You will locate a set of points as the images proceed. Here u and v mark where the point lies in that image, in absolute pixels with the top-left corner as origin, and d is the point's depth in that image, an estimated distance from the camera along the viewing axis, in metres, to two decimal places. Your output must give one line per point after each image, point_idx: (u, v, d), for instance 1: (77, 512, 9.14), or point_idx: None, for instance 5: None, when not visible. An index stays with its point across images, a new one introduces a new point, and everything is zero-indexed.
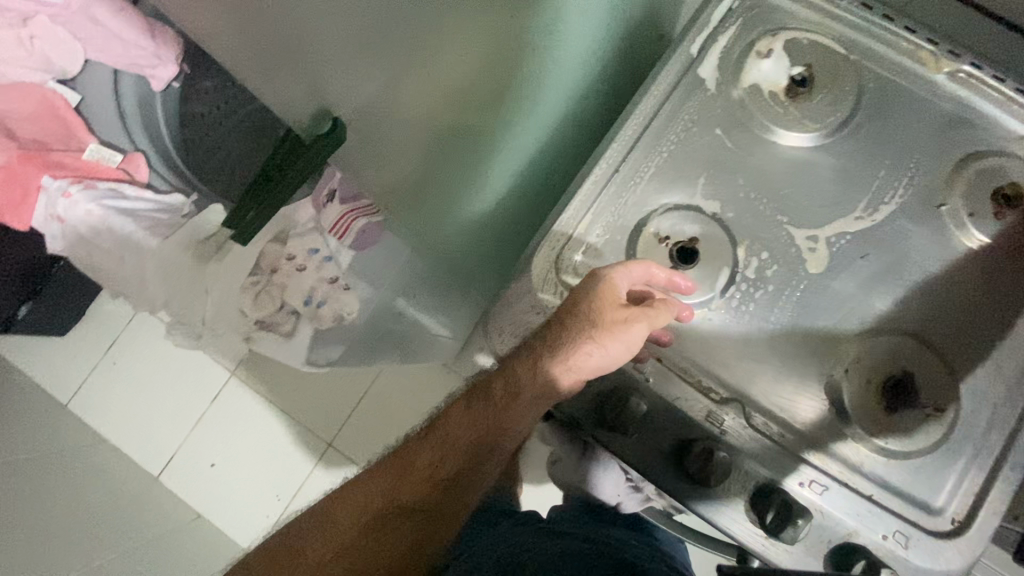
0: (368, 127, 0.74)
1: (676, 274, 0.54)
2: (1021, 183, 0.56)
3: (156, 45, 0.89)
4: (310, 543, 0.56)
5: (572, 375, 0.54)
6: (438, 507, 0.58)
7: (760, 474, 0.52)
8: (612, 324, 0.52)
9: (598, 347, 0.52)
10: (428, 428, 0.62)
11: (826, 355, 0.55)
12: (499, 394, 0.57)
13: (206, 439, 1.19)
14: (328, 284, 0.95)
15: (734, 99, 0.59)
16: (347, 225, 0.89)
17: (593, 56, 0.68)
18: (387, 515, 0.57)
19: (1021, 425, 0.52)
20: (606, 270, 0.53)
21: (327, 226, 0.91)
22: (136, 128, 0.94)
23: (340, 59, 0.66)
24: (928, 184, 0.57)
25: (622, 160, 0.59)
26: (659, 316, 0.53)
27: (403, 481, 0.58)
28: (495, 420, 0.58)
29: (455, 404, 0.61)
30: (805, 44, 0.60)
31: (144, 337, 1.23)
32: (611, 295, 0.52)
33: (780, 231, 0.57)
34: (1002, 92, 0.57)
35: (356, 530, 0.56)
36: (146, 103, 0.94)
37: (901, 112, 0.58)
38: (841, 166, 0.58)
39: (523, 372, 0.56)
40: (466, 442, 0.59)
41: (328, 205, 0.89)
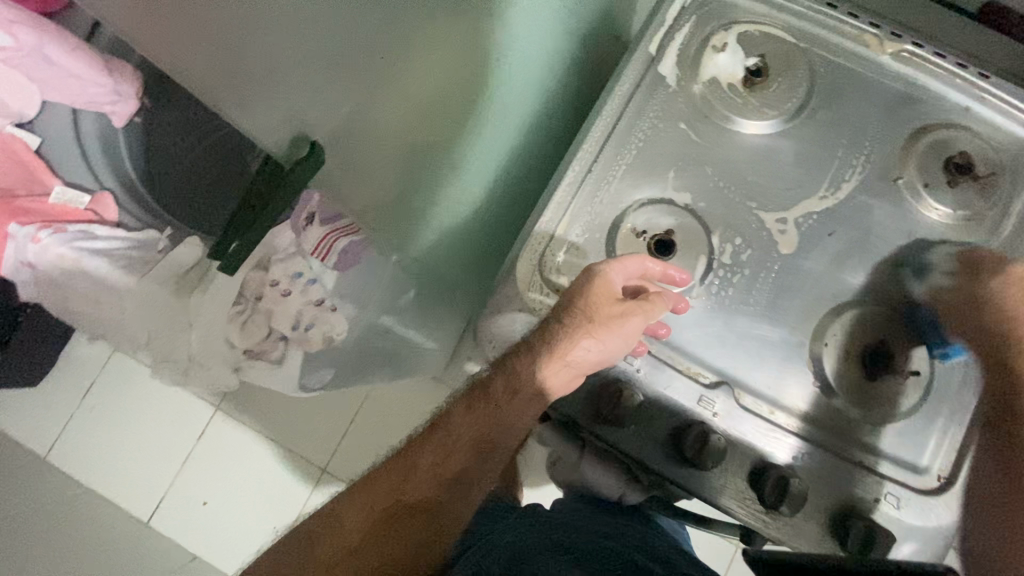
0: (345, 148, 0.71)
1: (670, 267, 0.56)
2: (969, 152, 0.59)
3: (115, 82, 0.88)
4: (315, 544, 0.55)
5: (573, 371, 0.55)
6: (441, 505, 0.58)
7: (756, 453, 0.54)
8: (608, 318, 0.54)
9: (595, 341, 0.54)
10: (428, 430, 0.61)
11: (806, 332, 0.57)
12: (501, 391, 0.58)
13: (199, 474, 1.17)
14: (314, 307, 0.87)
15: (695, 93, 0.61)
16: (329, 246, 0.83)
17: (552, 54, 0.72)
18: (391, 514, 0.57)
19: None
20: (599, 266, 0.54)
21: (310, 248, 0.85)
22: (102, 167, 0.92)
23: (307, 78, 0.62)
24: (884, 160, 0.60)
25: (594, 160, 0.60)
26: (655, 308, 0.55)
27: (407, 481, 0.58)
28: (496, 419, 0.59)
29: (455, 406, 0.61)
30: (758, 35, 0.62)
31: (122, 379, 1.20)
32: (605, 290, 0.54)
33: (751, 217, 0.59)
34: (945, 68, 0.60)
35: (361, 532, 0.55)
36: (109, 141, 0.92)
37: (852, 94, 0.61)
38: (802, 149, 0.61)
39: (524, 371, 0.57)
40: (467, 441, 0.60)
41: (308, 228, 0.84)
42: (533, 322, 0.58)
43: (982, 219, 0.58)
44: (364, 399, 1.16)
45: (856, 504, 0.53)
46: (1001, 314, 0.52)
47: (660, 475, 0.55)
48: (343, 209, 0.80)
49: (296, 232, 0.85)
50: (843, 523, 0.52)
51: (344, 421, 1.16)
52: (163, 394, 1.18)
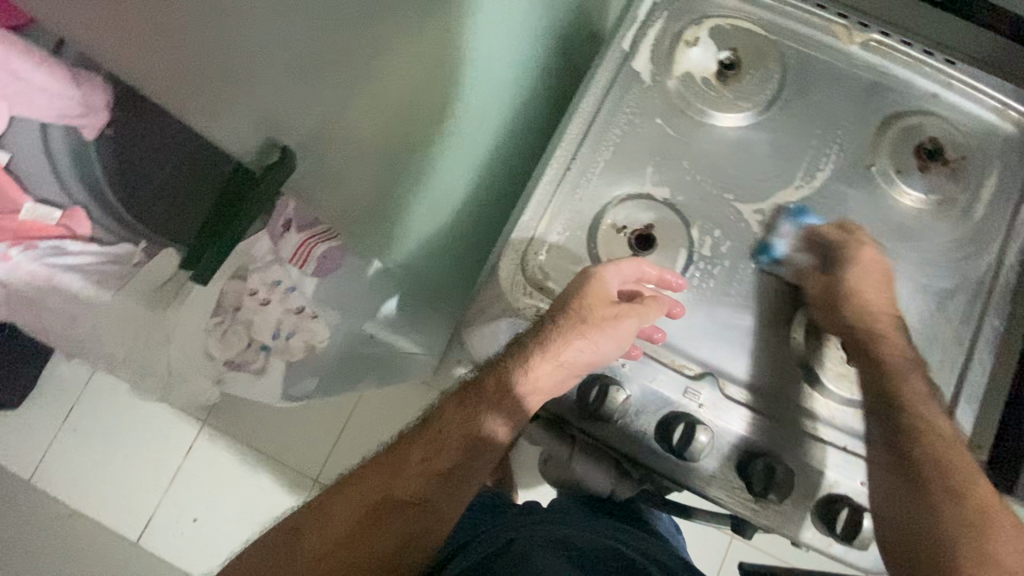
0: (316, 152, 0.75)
1: (665, 271, 0.57)
2: (939, 138, 0.60)
3: (83, 94, 0.85)
4: (301, 537, 0.54)
5: (567, 371, 0.56)
6: (432, 502, 0.58)
7: (742, 442, 0.54)
8: (603, 320, 0.55)
9: (588, 343, 0.55)
10: (421, 426, 0.60)
11: (787, 320, 0.57)
12: (493, 389, 0.57)
13: (187, 490, 1.14)
14: (295, 315, 0.87)
15: (670, 88, 0.62)
16: (308, 252, 0.84)
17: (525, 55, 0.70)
18: (381, 509, 0.56)
19: (967, 361, 0.56)
20: (594, 268, 0.55)
21: (287, 257, 0.86)
22: (73, 181, 0.91)
23: (274, 85, 0.66)
24: (857, 148, 0.61)
25: (572, 158, 0.60)
26: (649, 311, 0.55)
27: (398, 475, 0.58)
28: (489, 415, 0.58)
29: (447, 401, 0.60)
30: (729, 29, 0.63)
31: (104, 398, 1.17)
32: (601, 293, 0.55)
33: (729, 209, 0.60)
34: (911, 56, 0.62)
35: (350, 525, 0.55)
36: (81, 154, 0.91)
37: (823, 83, 0.62)
38: (776, 140, 0.61)
39: (517, 368, 0.56)
40: (458, 439, 0.59)
41: (286, 235, 0.85)
42: (525, 323, 0.57)
43: (953, 203, 0.59)
44: (355, 405, 1.15)
45: (843, 489, 0.53)
46: (857, 304, 0.54)
47: (648, 468, 0.56)
48: (317, 211, 0.84)
49: (273, 240, 0.86)
50: (829, 507, 0.53)
51: (335, 428, 1.15)
52: (149, 411, 1.16)
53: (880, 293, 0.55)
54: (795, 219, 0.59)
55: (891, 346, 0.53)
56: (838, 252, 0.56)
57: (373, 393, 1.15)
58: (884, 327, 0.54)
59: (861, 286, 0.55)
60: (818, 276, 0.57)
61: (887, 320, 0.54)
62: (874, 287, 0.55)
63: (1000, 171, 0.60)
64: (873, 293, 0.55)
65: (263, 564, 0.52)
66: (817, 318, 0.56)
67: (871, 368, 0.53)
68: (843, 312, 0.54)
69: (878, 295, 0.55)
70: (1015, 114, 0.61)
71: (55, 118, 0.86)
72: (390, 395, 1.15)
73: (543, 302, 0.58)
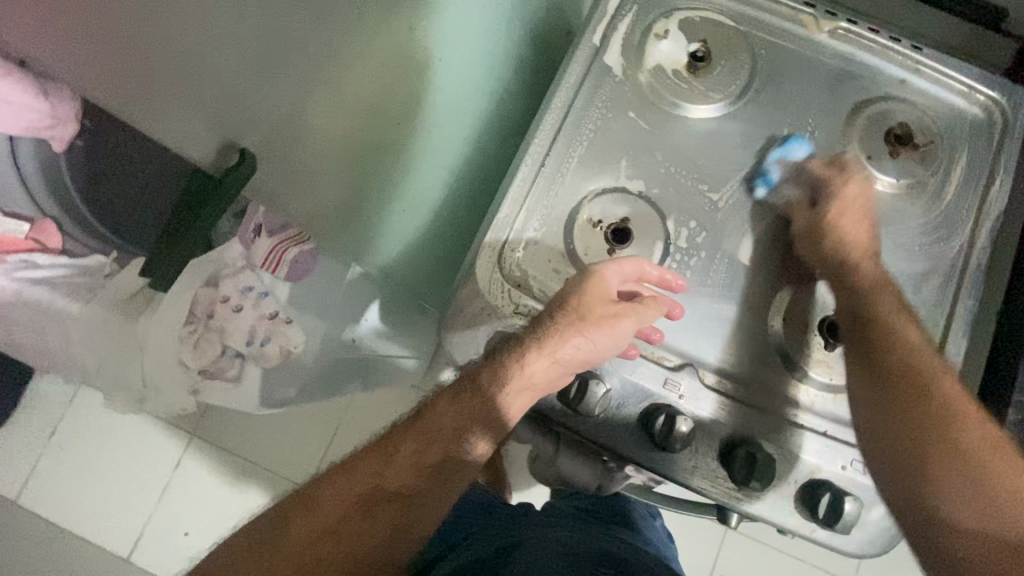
0: (283, 153, 0.76)
1: (666, 271, 0.57)
2: (908, 123, 0.61)
3: (52, 108, 0.81)
4: (290, 522, 0.55)
5: (561, 369, 0.54)
6: (422, 492, 0.57)
7: (724, 432, 0.54)
8: (601, 318, 0.53)
9: (584, 339, 0.53)
10: (414, 417, 0.59)
11: (764, 309, 0.58)
12: (487, 385, 0.56)
13: (175, 501, 1.12)
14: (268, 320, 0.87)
15: (641, 82, 0.62)
16: (279, 257, 0.85)
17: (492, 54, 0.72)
18: (370, 498, 0.56)
19: (944, 343, 0.57)
20: (594, 266, 0.54)
21: (259, 262, 0.86)
22: (42, 193, 0.88)
23: (232, 81, 0.70)
24: (828, 135, 0.61)
25: (546, 154, 0.60)
26: (649, 312, 0.55)
27: (388, 467, 0.57)
28: (482, 411, 0.57)
29: (441, 395, 0.59)
30: (698, 21, 0.63)
31: (88, 414, 1.15)
32: (600, 290, 0.54)
33: (703, 200, 0.60)
34: (878, 43, 0.62)
35: (338, 513, 0.55)
36: (50, 167, 0.88)
37: (793, 72, 0.63)
38: (748, 129, 0.62)
39: (512, 364, 0.55)
40: (451, 431, 0.58)
41: (257, 240, 0.85)
42: (518, 324, 0.57)
43: (924, 187, 0.60)
44: (342, 412, 1.14)
45: (825, 474, 0.54)
46: (838, 236, 0.56)
47: (631, 460, 0.56)
48: (290, 217, 0.83)
49: (244, 246, 0.85)
50: (812, 493, 0.53)
51: (322, 437, 1.14)
52: (135, 425, 1.15)
53: (859, 226, 0.56)
54: (789, 147, 0.59)
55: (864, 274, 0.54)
56: (823, 189, 0.58)
57: (360, 399, 1.14)
58: (863, 263, 0.55)
59: (838, 218, 0.56)
60: (805, 211, 0.58)
61: (868, 253, 0.55)
62: (853, 221, 0.56)
63: (968, 154, 0.61)
64: (855, 228, 0.56)
65: (250, 549, 0.53)
66: (801, 250, 0.57)
67: (847, 297, 0.55)
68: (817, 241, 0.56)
69: (857, 227, 0.56)
70: (981, 98, 0.61)
71: (22, 131, 0.83)
72: (376, 400, 1.14)
73: (522, 298, 0.57)
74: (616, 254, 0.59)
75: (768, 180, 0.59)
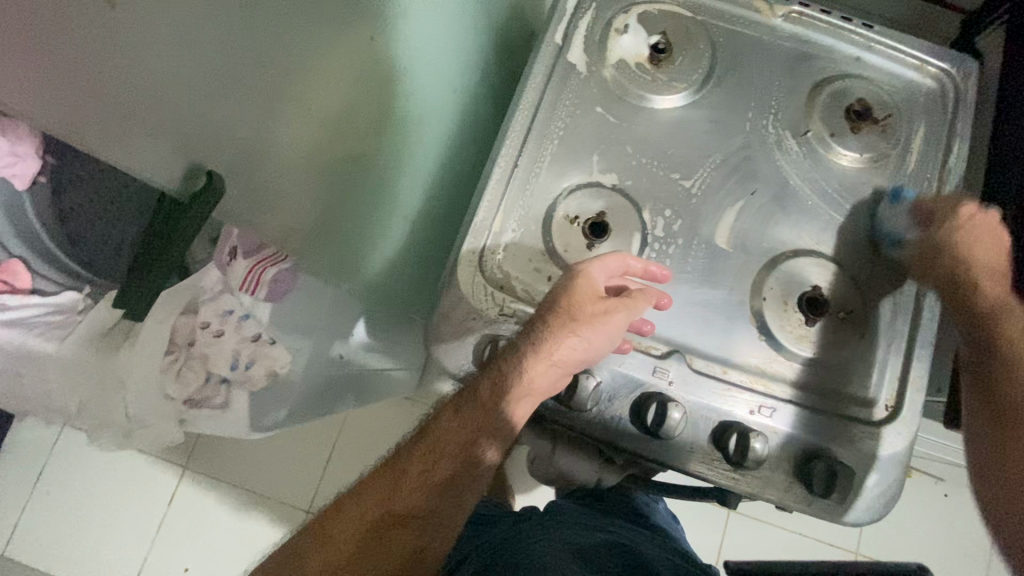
0: (236, 166, 0.65)
1: (650, 263, 0.57)
2: (866, 98, 0.62)
3: (10, 142, 0.78)
4: (305, 561, 0.55)
5: (560, 371, 0.54)
6: (434, 512, 0.57)
7: (716, 415, 0.55)
8: (593, 317, 0.53)
9: (580, 339, 0.53)
10: (417, 437, 0.60)
11: (744, 289, 0.59)
12: (487, 396, 0.56)
13: (172, 539, 1.10)
14: (251, 343, 0.86)
15: (606, 77, 0.63)
16: (257, 279, 0.81)
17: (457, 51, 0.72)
18: (382, 523, 0.57)
19: (920, 307, 0.58)
20: (580, 266, 0.54)
21: (237, 284, 0.82)
22: (7, 235, 0.84)
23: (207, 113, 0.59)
24: (791, 116, 0.63)
25: (518, 155, 0.61)
26: (637, 305, 0.55)
27: (395, 492, 0.57)
28: (485, 421, 0.57)
29: (443, 412, 0.59)
30: (657, 15, 0.64)
31: (75, 457, 1.12)
32: (588, 288, 0.54)
33: (676, 188, 0.61)
34: (831, 23, 0.64)
35: (351, 547, 0.56)
36: (13, 208, 0.83)
37: (751, 58, 0.64)
38: (713, 116, 0.63)
39: (511, 373, 0.55)
40: (456, 445, 0.58)
41: (231, 262, 0.81)
42: (502, 330, 0.57)
43: (885, 160, 0.62)
44: (339, 430, 1.13)
45: (819, 446, 0.54)
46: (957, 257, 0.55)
47: (630, 451, 0.56)
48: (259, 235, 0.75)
49: (221, 270, 0.82)
50: (808, 466, 0.54)
51: (321, 458, 1.12)
52: (126, 464, 1.12)
53: (994, 251, 0.55)
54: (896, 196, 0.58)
55: (990, 301, 0.54)
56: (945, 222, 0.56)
57: (355, 414, 1.13)
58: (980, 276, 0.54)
59: (966, 244, 0.55)
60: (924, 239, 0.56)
61: (988, 273, 0.55)
62: (985, 244, 0.55)
63: (926, 124, 0.63)
64: (983, 251, 0.55)
65: None
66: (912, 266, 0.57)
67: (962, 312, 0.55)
68: (942, 267, 0.55)
69: (990, 251, 0.55)
70: (933, 70, 0.64)
71: None
72: (372, 414, 1.13)
73: (506, 299, 0.57)
74: (595, 247, 0.59)
75: (888, 235, 0.59)
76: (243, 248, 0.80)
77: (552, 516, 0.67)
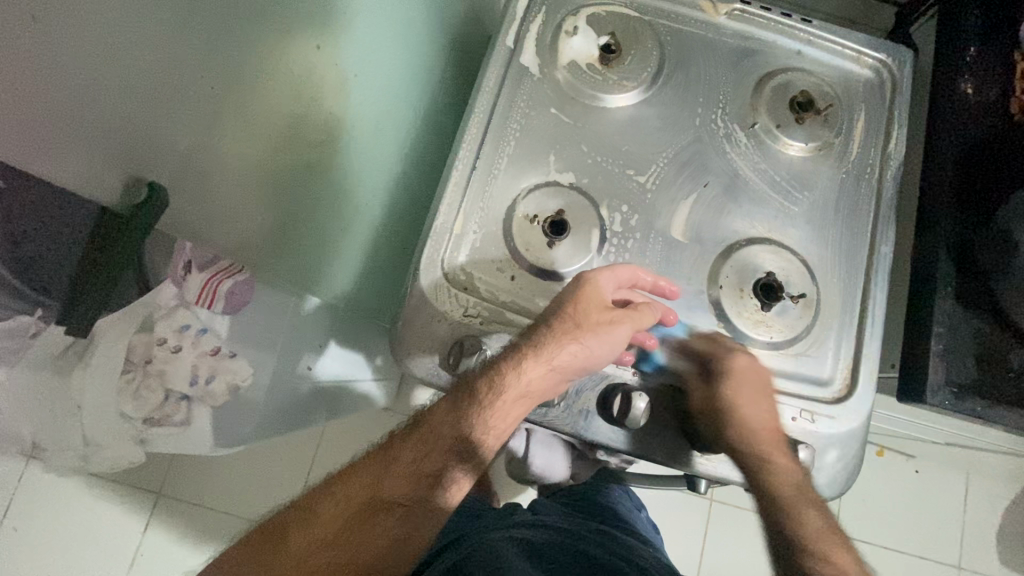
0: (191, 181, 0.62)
1: (660, 280, 0.58)
2: (808, 90, 0.64)
3: None
4: (288, 536, 0.56)
5: (558, 375, 0.55)
6: (422, 502, 0.58)
7: (682, 405, 0.57)
8: (597, 324, 0.54)
9: (580, 346, 0.54)
10: (413, 426, 0.60)
11: (701, 280, 0.60)
12: (484, 392, 0.56)
13: (149, 564, 1.07)
14: (210, 357, 0.83)
15: (558, 78, 0.64)
16: (214, 291, 0.76)
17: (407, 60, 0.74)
18: (369, 508, 0.57)
19: (867, 287, 0.61)
20: (589, 273, 0.55)
21: (193, 298, 0.77)
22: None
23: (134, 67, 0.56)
24: (737, 109, 0.65)
25: (475, 157, 0.61)
26: (643, 317, 0.56)
27: (386, 477, 0.58)
28: (478, 421, 0.57)
29: (438, 406, 0.59)
30: (605, 15, 0.65)
31: (40, 492, 1.08)
32: (596, 296, 0.55)
33: (632, 184, 0.62)
34: (771, 19, 0.66)
35: (336, 525, 0.57)
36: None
37: (697, 56, 0.66)
38: (664, 113, 0.64)
39: (507, 373, 0.55)
40: (448, 440, 0.58)
41: (186, 276, 0.74)
42: (467, 330, 0.57)
43: (830, 148, 0.64)
44: (317, 445, 1.11)
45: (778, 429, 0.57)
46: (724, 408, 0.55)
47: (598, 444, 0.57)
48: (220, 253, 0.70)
49: (175, 284, 0.74)
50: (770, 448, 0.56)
51: (300, 474, 1.11)
52: (95, 493, 1.08)
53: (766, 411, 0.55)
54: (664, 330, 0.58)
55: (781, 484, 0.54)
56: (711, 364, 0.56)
57: (333, 428, 1.12)
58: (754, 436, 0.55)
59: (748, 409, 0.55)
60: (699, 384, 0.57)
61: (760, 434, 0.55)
62: (762, 407, 0.55)
63: (865, 113, 0.66)
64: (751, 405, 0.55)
65: (246, 560, 0.55)
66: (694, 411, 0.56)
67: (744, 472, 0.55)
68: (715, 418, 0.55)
69: (756, 406, 0.55)
70: (870, 61, 0.66)
71: None
72: (350, 426, 1.12)
73: (470, 301, 0.58)
74: (555, 245, 0.59)
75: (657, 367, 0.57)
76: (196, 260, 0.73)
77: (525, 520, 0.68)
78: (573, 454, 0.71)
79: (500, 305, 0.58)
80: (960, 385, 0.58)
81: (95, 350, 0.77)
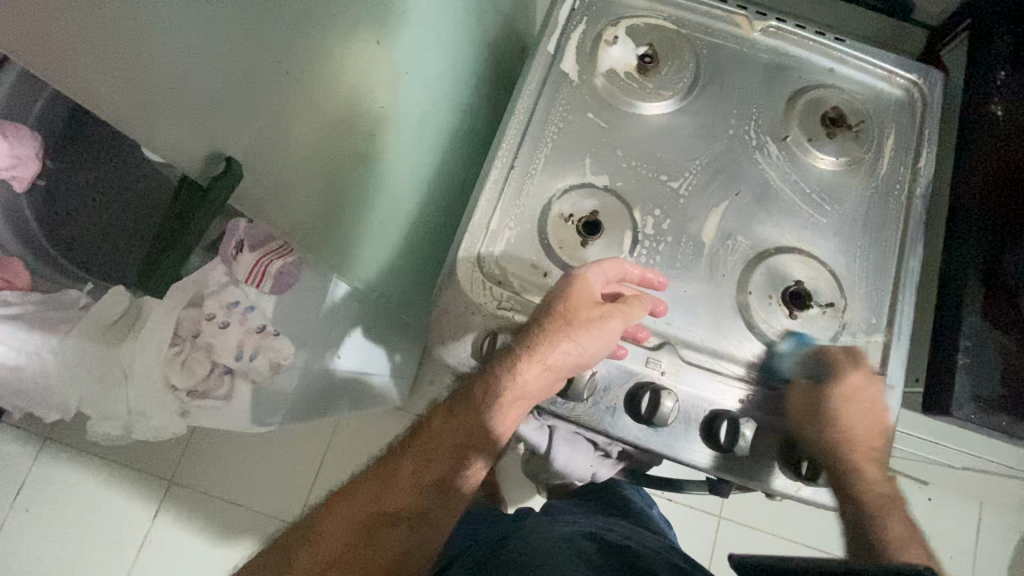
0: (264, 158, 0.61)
1: (647, 271, 0.59)
2: (839, 106, 0.66)
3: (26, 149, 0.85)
4: (296, 557, 0.56)
5: (552, 374, 0.56)
6: (426, 510, 0.59)
7: (706, 407, 0.58)
8: (588, 321, 0.55)
9: (573, 344, 0.55)
10: (411, 437, 0.62)
11: (733, 286, 0.61)
12: (481, 395, 0.58)
13: (160, 550, 1.07)
14: (256, 335, 0.88)
15: (596, 85, 0.66)
16: (263, 271, 0.84)
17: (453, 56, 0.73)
18: (374, 522, 0.58)
19: (896, 295, 0.62)
20: (578, 271, 0.56)
21: (242, 277, 0.86)
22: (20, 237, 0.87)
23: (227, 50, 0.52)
24: (770, 121, 0.66)
25: (514, 157, 0.63)
26: (634, 311, 0.56)
27: (387, 492, 0.59)
28: (477, 423, 0.59)
29: (438, 410, 0.62)
30: (646, 27, 0.67)
31: (58, 470, 1.09)
32: (585, 293, 0.55)
33: (664, 188, 0.64)
34: (806, 36, 0.68)
35: (342, 543, 0.57)
36: (46, 206, 0.89)
37: (732, 69, 0.68)
38: (698, 121, 0.66)
39: (505, 373, 0.57)
40: (449, 447, 0.60)
41: (239, 256, 0.85)
42: (499, 323, 0.59)
43: (859, 163, 0.66)
44: (331, 437, 1.12)
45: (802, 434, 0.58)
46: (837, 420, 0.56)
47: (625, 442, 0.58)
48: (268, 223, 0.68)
49: (226, 263, 0.86)
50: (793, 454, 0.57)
51: (313, 466, 1.11)
52: (111, 473, 1.10)
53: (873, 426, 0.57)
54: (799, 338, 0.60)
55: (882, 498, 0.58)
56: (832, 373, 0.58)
57: (348, 420, 1.13)
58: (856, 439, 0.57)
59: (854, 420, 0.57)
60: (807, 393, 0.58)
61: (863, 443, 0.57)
62: (866, 422, 0.57)
63: (895, 130, 0.67)
64: (861, 422, 0.57)
65: None
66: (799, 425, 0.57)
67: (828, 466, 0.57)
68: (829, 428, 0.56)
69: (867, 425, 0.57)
70: (901, 80, 0.68)
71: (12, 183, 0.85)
72: (364, 421, 1.13)
73: (503, 294, 0.59)
74: (589, 244, 0.61)
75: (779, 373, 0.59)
76: (249, 241, 0.84)
77: (536, 522, 0.69)
78: (594, 451, 0.72)
79: (530, 299, 0.59)
80: (986, 401, 0.59)
81: (149, 319, 0.88)
